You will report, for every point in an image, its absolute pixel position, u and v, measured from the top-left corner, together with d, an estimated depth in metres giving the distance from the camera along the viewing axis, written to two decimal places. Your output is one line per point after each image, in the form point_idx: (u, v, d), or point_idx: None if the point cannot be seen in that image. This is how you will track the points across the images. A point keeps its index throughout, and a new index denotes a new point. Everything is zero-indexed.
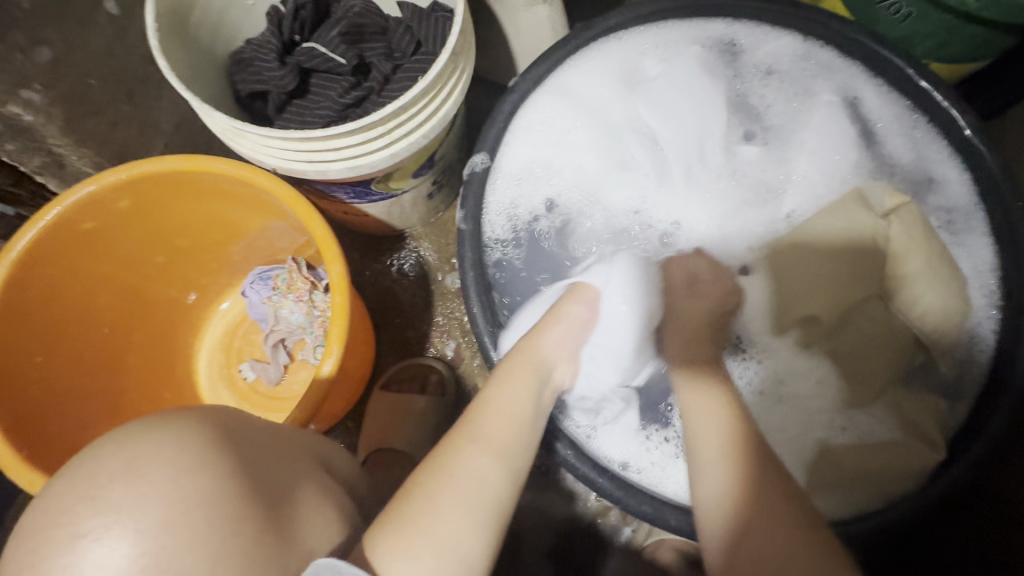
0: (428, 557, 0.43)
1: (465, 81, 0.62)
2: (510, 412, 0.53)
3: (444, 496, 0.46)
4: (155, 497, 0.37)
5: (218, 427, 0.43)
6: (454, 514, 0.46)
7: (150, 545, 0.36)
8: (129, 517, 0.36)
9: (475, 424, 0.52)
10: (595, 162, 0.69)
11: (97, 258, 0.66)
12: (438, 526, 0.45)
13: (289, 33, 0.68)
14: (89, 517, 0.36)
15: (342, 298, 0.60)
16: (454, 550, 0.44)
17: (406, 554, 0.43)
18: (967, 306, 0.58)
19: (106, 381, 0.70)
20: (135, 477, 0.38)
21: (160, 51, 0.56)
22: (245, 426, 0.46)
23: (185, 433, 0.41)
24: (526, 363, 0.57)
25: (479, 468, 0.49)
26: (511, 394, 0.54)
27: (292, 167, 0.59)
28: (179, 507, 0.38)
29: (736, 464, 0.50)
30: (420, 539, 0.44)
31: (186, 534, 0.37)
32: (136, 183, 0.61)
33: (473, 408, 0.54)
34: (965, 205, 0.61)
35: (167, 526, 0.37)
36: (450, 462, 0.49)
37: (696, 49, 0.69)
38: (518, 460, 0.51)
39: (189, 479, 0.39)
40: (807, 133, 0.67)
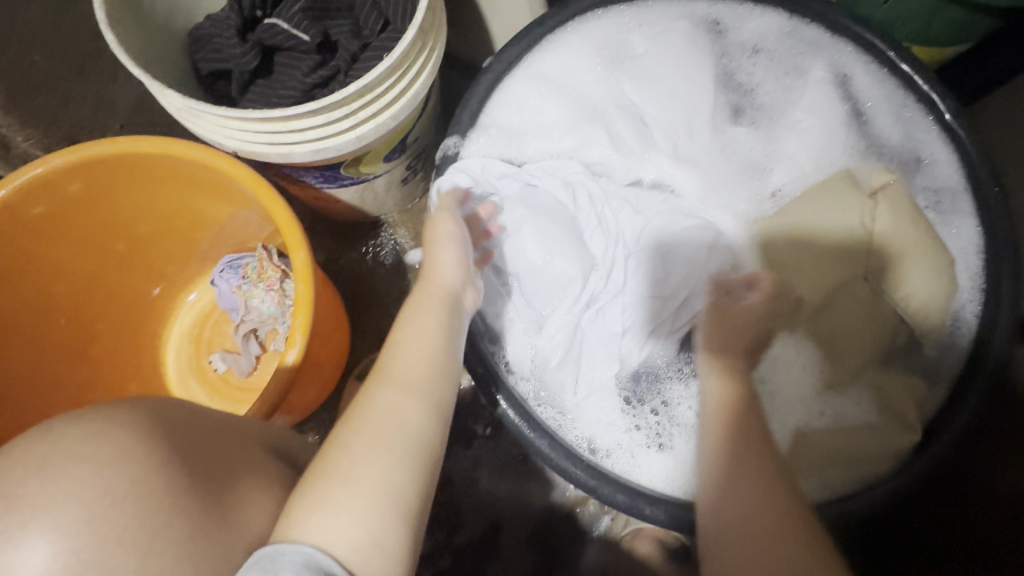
0: (352, 501, 0.42)
1: (436, 59, 0.60)
2: (422, 350, 0.52)
3: (361, 440, 0.45)
4: (76, 492, 0.35)
5: (153, 420, 0.41)
6: (371, 453, 0.44)
7: (70, 544, 0.34)
8: (49, 515, 0.35)
9: (386, 367, 0.51)
10: (583, 139, 0.68)
11: (51, 245, 0.63)
12: (355, 469, 0.43)
13: (251, 9, 0.65)
14: (4, 516, 0.34)
15: (306, 286, 0.58)
16: (376, 487, 0.43)
17: (330, 505, 0.41)
18: (953, 288, 0.57)
19: (65, 373, 0.67)
20: (54, 472, 0.36)
21: (108, 26, 0.53)
22: (187, 417, 0.44)
23: (110, 424, 0.38)
24: (432, 299, 0.55)
25: (393, 405, 0.47)
26: (418, 333, 0.52)
27: (254, 150, 0.57)
28: (102, 502, 0.36)
29: (726, 465, 0.51)
30: (339, 488, 0.42)
31: (112, 529, 0.36)
32: (88, 166, 0.58)
33: (385, 351, 0.52)
34: (954, 186, 0.60)
35: (89, 522, 0.35)
36: (365, 405, 0.47)
37: (684, 24, 0.67)
38: (435, 390, 0.50)
39: (114, 473, 0.36)
40: (797, 112, 0.66)
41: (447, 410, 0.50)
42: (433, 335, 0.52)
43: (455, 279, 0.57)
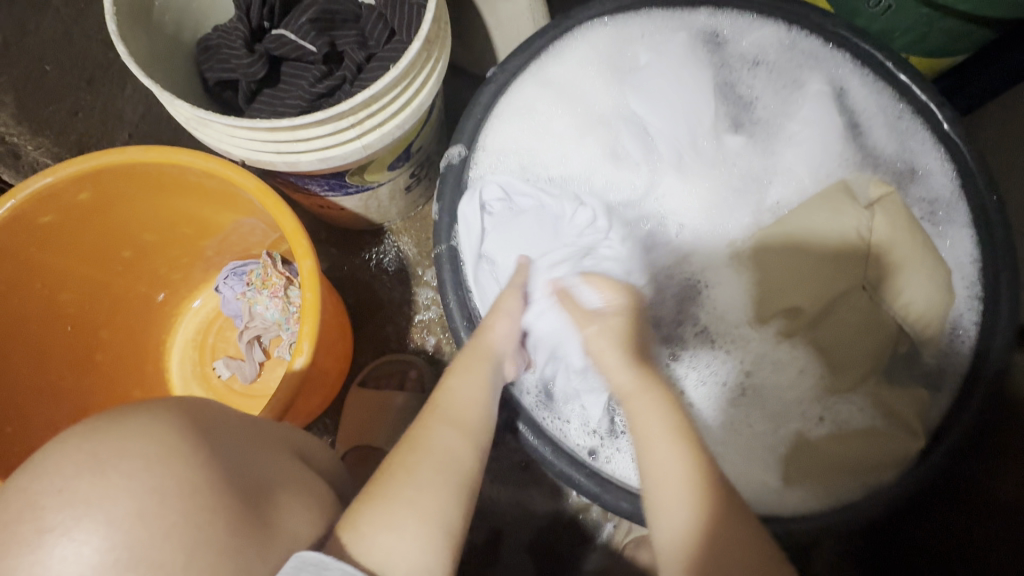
0: (416, 531, 0.44)
1: (441, 70, 0.61)
2: (474, 395, 0.53)
3: (421, 476, 0.47)
4: (126, 488, 0.36)
5: (188, 420, 0.42)
6: (431, 488, 0.47)
7: (121, 538, 0.35)
8: (100, 509, 0.35)
9: (438, 404, 0.53)
10: (584, 149, 0.68)
11: (60, 253, 0.64)
12: (421, 496, 0.46)
13: (259, 20, 0.66)
14: (56, 509, 0.35)
15: (313, 294, 0.59)
16: (437, 521, 0.46)
17: (393, 528, 0.44)
18: (949, 298, 0.57)
19: (72, 379, 0.68)
20: (106, 467, 0.36)
21: (119, 36, 0.53)
22: (215, 419, 0.45)
23: (155, 423, 0.39)
24: (478, 352, 0.56)
25: (450, 444, 0.50)
26: (471, 379, 0.54)
27: (261, 159, 0.57)
28: (154, 497, 0.37)
29: (688, 495, 0.47)
30: (405, 511, 0.45)
31: (163, 524, 0.36)
32: (98, 175, 0.59)
33: (437, 394, 0.54)
34: (949, 197, 0.61)
35: (140, 517, 0.36)
36: (423, 440, 0.50)
37: (683, 36, 0.68)
38: (484, 438, 0.52)
39: (161, 469, 0.37)
40: (795, 124, 0.66)
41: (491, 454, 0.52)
42: (483, 384, 0.54)
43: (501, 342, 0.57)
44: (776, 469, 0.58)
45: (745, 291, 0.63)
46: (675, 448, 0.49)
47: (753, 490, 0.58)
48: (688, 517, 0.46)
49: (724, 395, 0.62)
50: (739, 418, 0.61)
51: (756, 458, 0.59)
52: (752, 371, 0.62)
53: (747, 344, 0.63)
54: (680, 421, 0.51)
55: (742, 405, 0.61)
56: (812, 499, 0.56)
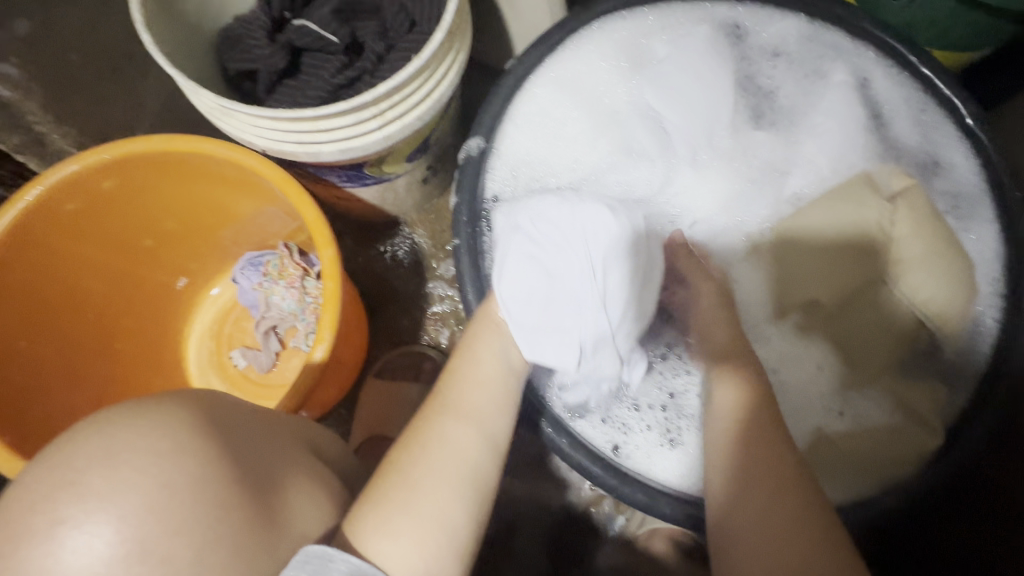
0: (414, 530, 0.45)
1: (462, 62, 0.60)
2: (485, 383, 0.55)
3: (426, 470, 0.48)
4: (137, 482, 0.37)
5: (209, 415, 0.43)
6: (432, 486, 0.48)
7: (133, 533, 0.36)
8: (112, 503, 0.36)
9: (444, 396, 0.54)
10: (599, 141, 0.67)
11: (83, 240, 0.64)
12: (417, 497, 0.47)
13: (280, 10, 0.66)
14: (70, 502, 0.36)
15: (334, 283, 0.59)
16: (436, 517, 0.46)
17: (389, 529, 0.45)
18: (971, 292, 0.57)
19: (93, 366, 0.69)
20: (118, 460, 0.37)
21: (144, 25, 0.54)
22: (232, 412, 0.46)
23: (168, 418, 0.40)
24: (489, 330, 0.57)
25: (457, 438, 0.51)
26: (480, 363, 0.55)
27: (282, 149, 0.57)
28: (163, 493, 0.37)
29: (727, 467, 0.51)
30: (399, 513, 0.46)
31: (172, 520, 0.37)
32: (121, 163, 0.60)
33: (442, 382, 0.55)
34: (976, 192, 0.60)
35: (151, 512, 0.37)
36: (430, 435, 0.51)
37: (704, 27, 0.67)
38: (494, 428, 0.53)
39: (175, 463, 0.38)
40: (818, 116, 0.65)
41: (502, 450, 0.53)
42: (492, 370, 0.55)
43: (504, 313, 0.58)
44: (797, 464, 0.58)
45: (761, 284, 0.63)
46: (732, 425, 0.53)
47: None
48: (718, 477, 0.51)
49: None
50: None
51: None
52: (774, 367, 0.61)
53: (765, 340, 0.62)
54: (766, 416, 0.52)
55: None
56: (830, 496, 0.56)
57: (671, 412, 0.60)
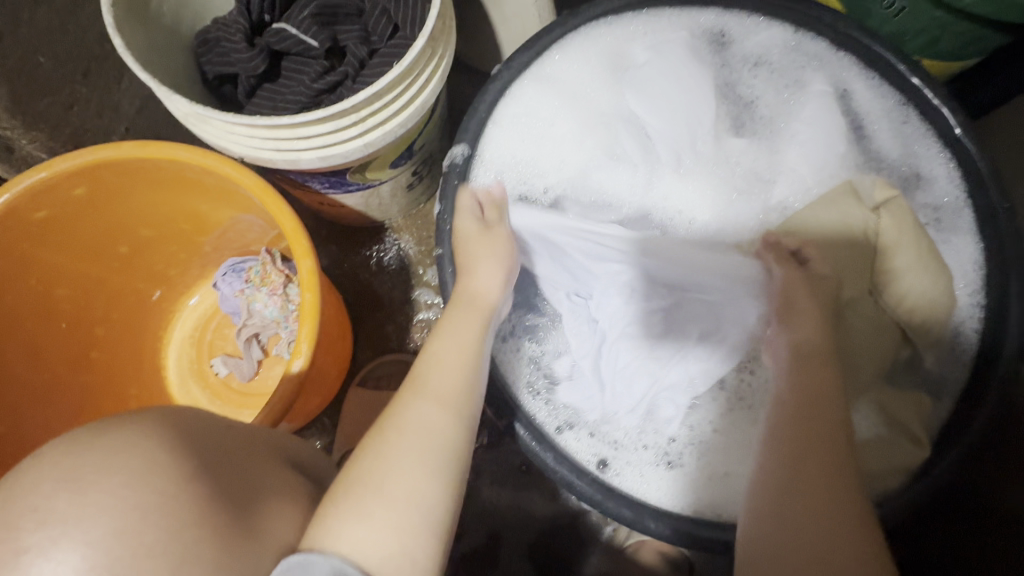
0: (384, 511, 0.43)
1: (445, 68, 0.59)
2: (459, 357, 0.53)
3: (397, 453, 0.47)
4: (106, 505, 0.35)
5: (177, 433, 0.41)
6: (406, 468, 0.46)
7: (101, 557, 0.34)
8: (79, 529, 0.34)
9: (422, 377, 0.51)
10: (582, 149, 0.67)
11: (56, 248, 0.62)
12: (389, 482, 0.45)
13: (259, 13, 0.64)
14: (32, 529, 0.34)
15: (312, 294, 0.58)
16: (408, 500, 0.44)
17: (361, 515, 0.43)
18: (951, 298, 0.57)
19: (67, 379, 0.67)
20: (85, 484, 0.35)
21: (115, 28, 0.52)
22: (204, 427, 0.44)
23: (136, 438, 0.38)
24: (470, 312, 0.55)
25: (427, 417, 0.49)
26: (457, 337, 0.54)
27: (260, 157, 0.56)
28: (134, 513, 0.35)
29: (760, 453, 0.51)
30: (373, 498, 0.44)
31: (143, 541, 0.35)
32: (95, 170, 0.58)
33: (420, 364, 0.53)
34: (954, 203, 0.60)
35: (122, 534, 0.35)
36: (401, 417, 0.49)
37: (684, 35, 0.66)
38: (467, 400, 0.51)
39: (146, 484, 0.36)
40: (796, 125, 0.65)
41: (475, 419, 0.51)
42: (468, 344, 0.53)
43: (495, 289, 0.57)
44: None
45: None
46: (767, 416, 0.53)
47: None
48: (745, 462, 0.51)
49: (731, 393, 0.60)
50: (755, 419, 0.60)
51: None
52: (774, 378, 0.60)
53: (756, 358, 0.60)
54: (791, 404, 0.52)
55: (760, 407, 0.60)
56: None
57: (679, 440, 0.60)
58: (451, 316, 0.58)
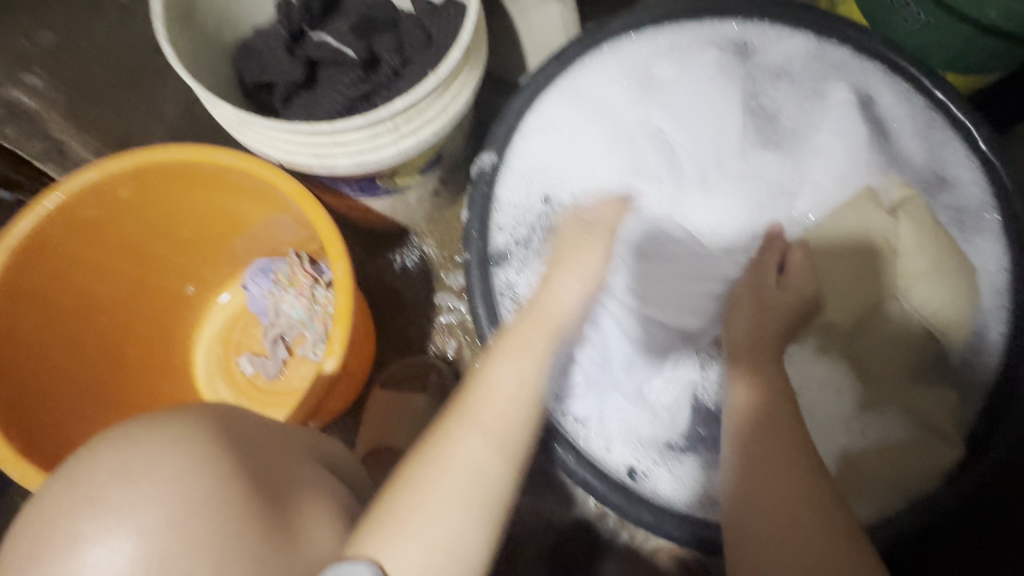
0: (421, 557, 0.41)
1: (478, 77, 0.61)
2: (511, 394, 0.50)
3: (440, 491, 0.44)
4: (157, 497, 0.36)
5: (221, 426, 0.43)
6: (448, 510, 0.43)
7: (151, 548, 0.35)
8: (132, 517, 0.35)
9: (474, 407, 0.49)
10: (611, 157, 0.68)
11: (96, 245, 0.65)
12: (428, 524, 0.43)
13: (298, 24, 0.67)
14: (89, 517, 0.35)
15: (346, 297, 0.59)
16: (449, 546, 0.42)
17: (399, 552, 0.41)
18: (976, 297, 0.57)
19: (103, 373, 0.69)
20: (137, 474, 0.36)
21: (166, 39, 0.55)
22: (243, 423, 0.46)
23: (187, 433, 0.40)
24: (541, 325, 0.55)
25: (475, 455, 0.46)
26: (512, 374, 0.51)
27: (298, 161, 0.58)
28: (182, 505, 0.36)
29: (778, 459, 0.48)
30: (410, 539, 0.42)
31: (190, 536, 0.36)
32: (139, 172, 0.60)
33: (472, 388, 0.51)
34: (978, 205, 0.60)
35: (170, 527, 0.36)
36: (443, 452, 0.46)
37: (714, 51, 0.67)
38: (517, 443, 0.49)
39: (194, 476, 0.38)
40: (823, 136, 0.65)
41: (520, 462, 0.48)
42: (524, 383, 0.51)
43: (566, 307, 0.57)
44: (826, 484, 0.58)
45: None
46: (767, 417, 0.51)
47: None
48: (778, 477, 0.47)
49: None
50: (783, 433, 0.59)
51: None
52: (798, 386, 0.60)
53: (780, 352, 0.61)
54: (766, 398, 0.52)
55: None
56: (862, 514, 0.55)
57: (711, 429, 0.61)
58: (483, 324, 0.60)
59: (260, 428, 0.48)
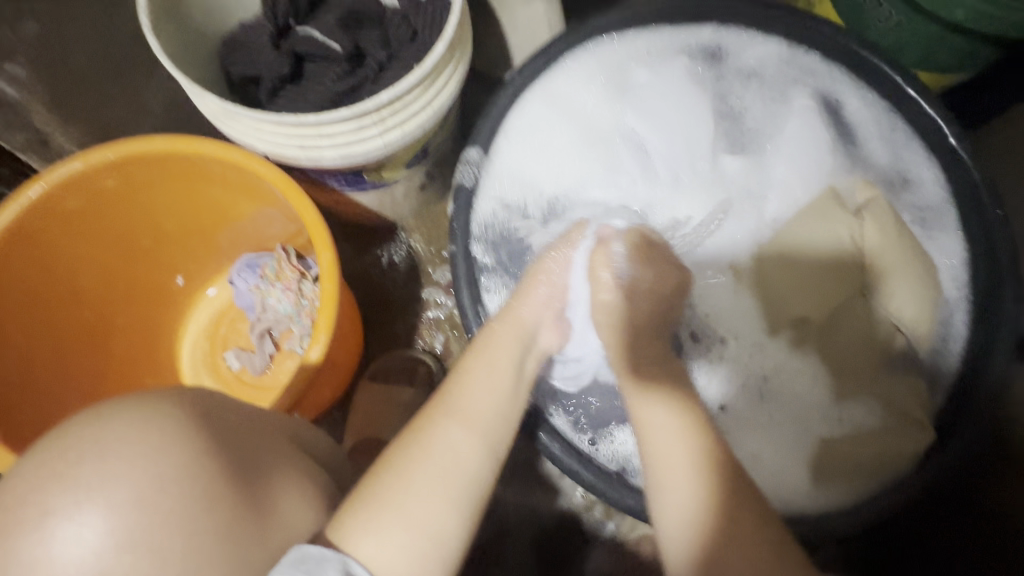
0: (400, 532, 0.44)
1: (462, 71, 0.62)
2: (486, 387, 0.52)
3: (421, 470, 0.46)
4: (126, 474, 0.38)
5: (195, 408, 0.44)
6: (428, 491, 0.46)
7: (121, 524, 0.37)
8: (99, 496, 0.37)
9: (452, 397, 0.51)
10: (583, 158, 0.69)
11: (81, 238, 0.65)
12: (411, 502, 0.45)
13: (284, 18, 0.67)
14: (59, 494, 0.37)
15: (332, 286, 0.60)
16: (428, 526, 0.44)
17: (377, 532, 0.43)
18: (939, 294, 0.59)
19: (88, 363, 0.69)
20: (106, 455, 0.39)
21: (151, 31, 0.55)
22: (223, 406, 0.46)
23: (158, 411, 0.41)
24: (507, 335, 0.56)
25: (455, 442, 0.49)
26: (485, 383, 0.52)
27: (284, 153, 0.58)
28: (150, 485, 0.39)
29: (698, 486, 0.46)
30: (392, 515, 0.44)
31: (158, 513, 0.38)
32: (125, 163, 0.61)
33: (451, 380, 0.53)
34: (939, 204, 0.62)
35: (138, 505, 0.38)
36: (430, 438, 0.48)
37: (682, 60, 0.69)
38: (494, 431, 0.51)
39: (160, 458, 0.39)
40: (778, 142, 0.67)
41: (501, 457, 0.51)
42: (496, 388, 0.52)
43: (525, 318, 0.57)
44: (809, 471, 0.59)
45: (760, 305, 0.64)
46: (682, 438, 0.48)
47: (781, 491, 0.59)
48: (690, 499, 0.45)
49: (738, 378, 0.63)
50: (763, 416, 0.62)
51: (786, 456, 0.60)
52: (769, 375, 0.63)
53: (761, 348, 0.63)
54: (690, 422, 0.49)
55: (761, 400, 0.62)
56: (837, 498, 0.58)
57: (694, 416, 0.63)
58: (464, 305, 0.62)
59: (254, 413, 0.49)
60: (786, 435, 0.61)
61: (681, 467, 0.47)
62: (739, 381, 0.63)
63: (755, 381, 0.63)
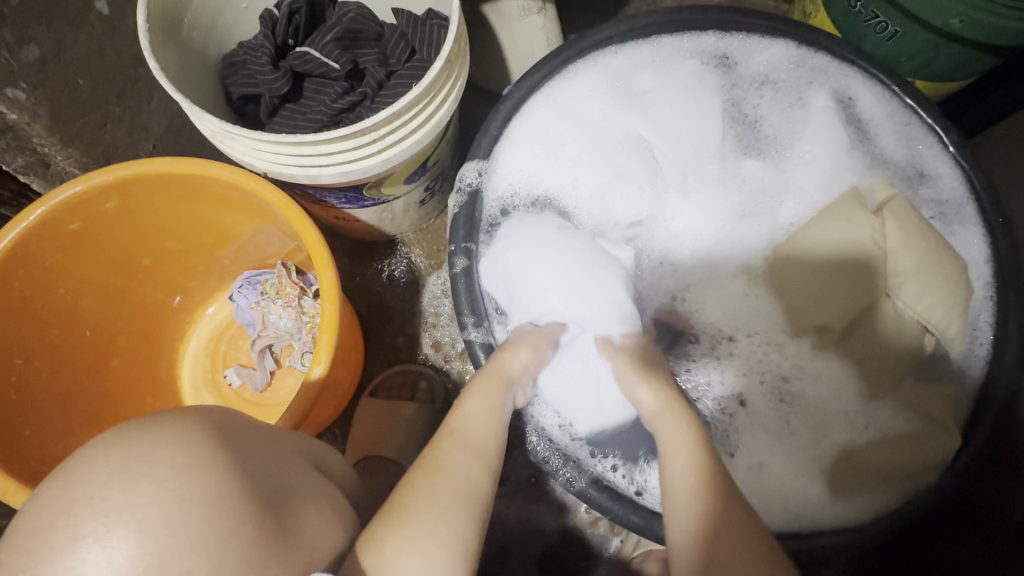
0: (432, 546, 0.45)
1: (460, 88, 0.62)
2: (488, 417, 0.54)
3: (440, 494, 0.48)
4: (154, 496, 0.36)
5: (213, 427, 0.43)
6: (449, 511, 0.47)
7: (152, 545, 0.35)
8: (131, 517, 0.35)
9: (460, 426, 0.53)
10: (594, 168, 0.69)
11: (83, 259, 0.65)
12: (437, 519, 0.46)
13: (284, 37, 0.68)
14: (89, 517, 0.35)
15: (332, 305, 0.60)
16: (455, 543, 0.46)
17: (410, 545, 0.45)
18: (967, 294, 0.57)
19: (87, 385, 0.68)
20: (136, 475, 0.37)
21: (151, 52, 0.55)
22: (236, 424, 0.46)
23: (178, 433, 0.40)
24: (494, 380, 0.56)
25: (469, 469, 0.50)
26: (485, 414, 0.54)
27: (283, 171, 0.58)
28: (180, 505, 0.37)
29: (701, 503, 0.48)
30: (423, 530, 0.45)
31: (190, 532, 0.37)
32: (126, 185, 0.61)
33: (455, 413, 0.54)
34: (958, 198, 0.62)
35: (169, 525, 0.36)
36: (445, 462, 0.50)
37: (694, 61, 0.69)
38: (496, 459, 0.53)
39: (187, 477, 0.38)
40: (805, 144, 0.67)
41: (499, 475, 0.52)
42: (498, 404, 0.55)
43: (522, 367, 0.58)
44: (824, 482, 0.59)
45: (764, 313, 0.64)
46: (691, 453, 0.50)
47: (795, 502, 0.58)
48: (696, 515, 0.47)
49: (754, 385, 0.64)
50: (775, 421, 0.62)
51: (802, 470, 0.60)
52: (788, 376, 0.63)
53: (780, 347, 0.64)
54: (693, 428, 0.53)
55: (774, 406, 0.63)
56: (857, 510, 0.56)
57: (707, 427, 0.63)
58: (468, 327, 0.61)
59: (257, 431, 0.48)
60: (797, 447, 0.61)
61: (687, 476, 0.49)
62: (758, 390, 0.64)
63: (764, 385, 0.64)
